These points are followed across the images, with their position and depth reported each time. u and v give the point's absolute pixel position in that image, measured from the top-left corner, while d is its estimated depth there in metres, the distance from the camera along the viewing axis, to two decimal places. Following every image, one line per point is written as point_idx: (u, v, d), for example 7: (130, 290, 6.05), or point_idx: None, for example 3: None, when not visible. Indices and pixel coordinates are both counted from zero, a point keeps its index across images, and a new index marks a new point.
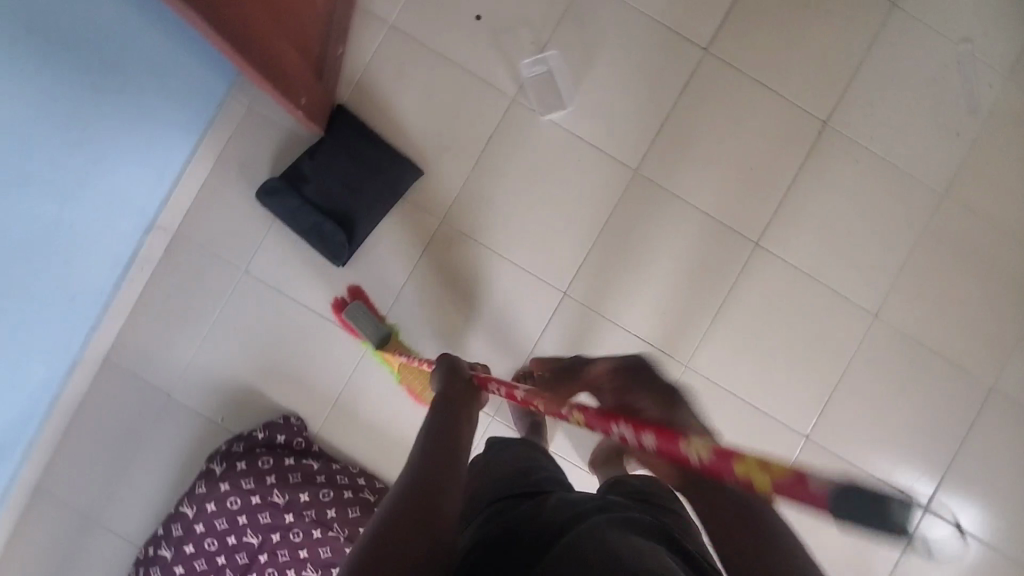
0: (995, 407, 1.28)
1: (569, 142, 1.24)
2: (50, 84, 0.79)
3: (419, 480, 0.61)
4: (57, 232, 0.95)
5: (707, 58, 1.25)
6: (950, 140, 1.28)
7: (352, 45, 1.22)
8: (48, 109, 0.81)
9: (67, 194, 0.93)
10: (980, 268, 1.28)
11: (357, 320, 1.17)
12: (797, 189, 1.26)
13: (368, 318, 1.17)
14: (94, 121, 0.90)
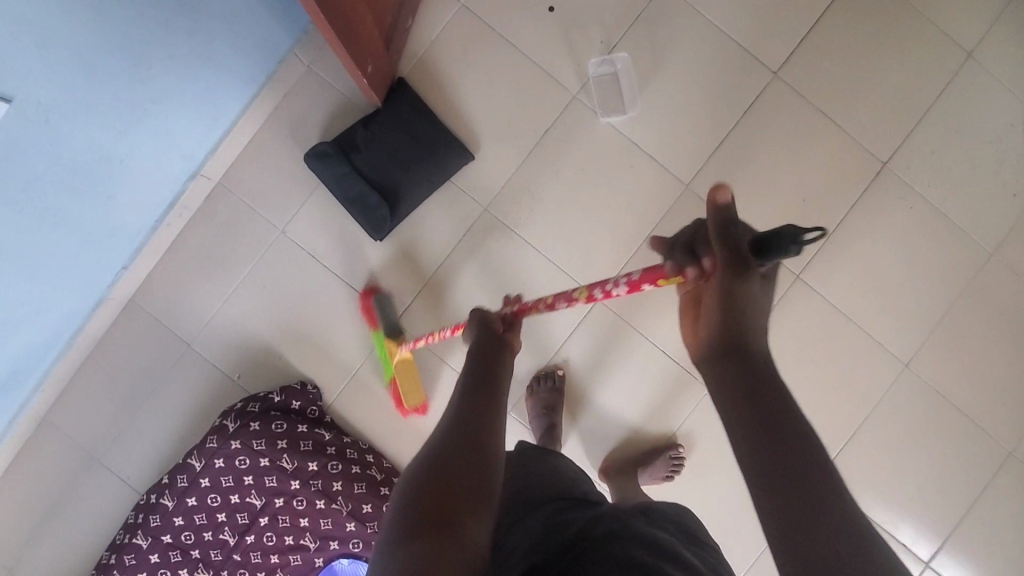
0: (1011, 473, 1.26)
1: (624, 147, 1.22)
2: (124, 14, 0.78)
3: (462, 430, 0.56)
4: (105, 165, 0.94)
5: (775, 82, 1.24)
6: (1006, 199, 1.26)
7: (421, 19, 1.20)
8: (118, 38, 0.80)
9: (121, 128, 0.92)
10: (1017, 332, 1.26)
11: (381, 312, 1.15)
12: (845, 227, 1.24)
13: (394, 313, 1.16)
14: (158, 57, 0.89)
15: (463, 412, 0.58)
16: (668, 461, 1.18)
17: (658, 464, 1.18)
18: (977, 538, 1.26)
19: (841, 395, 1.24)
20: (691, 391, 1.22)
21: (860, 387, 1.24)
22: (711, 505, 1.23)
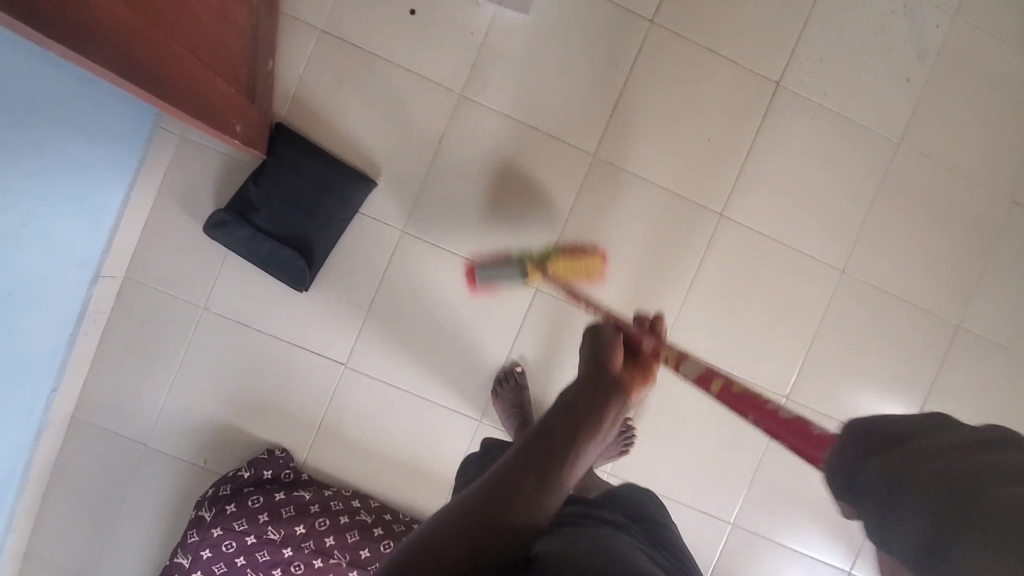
0: (964, 343, 1.31)
1: (523, 133, 1.21)
2: None
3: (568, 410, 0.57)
4: (9, 308, 0.89)
5: (653, 30, 1.22)
6: (900, 86, 1.27)
7: (283, 57, 1.15)
8: None
9: (11, 268, 0.86)
10: (940, 210, 1.29)
11: (493, 269, 1.15)
12: (756, 155, 1.25)
13: (498, 271, 1.15)
14: (31, 185, 0.85)
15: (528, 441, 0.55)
16: (620, 435, 1.20)
17: (612, 443, 1.19)
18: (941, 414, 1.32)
19: (790, 317, 1.28)
20: None
21: (806, 304, 1.28)
22: (692, 452, 1.27)
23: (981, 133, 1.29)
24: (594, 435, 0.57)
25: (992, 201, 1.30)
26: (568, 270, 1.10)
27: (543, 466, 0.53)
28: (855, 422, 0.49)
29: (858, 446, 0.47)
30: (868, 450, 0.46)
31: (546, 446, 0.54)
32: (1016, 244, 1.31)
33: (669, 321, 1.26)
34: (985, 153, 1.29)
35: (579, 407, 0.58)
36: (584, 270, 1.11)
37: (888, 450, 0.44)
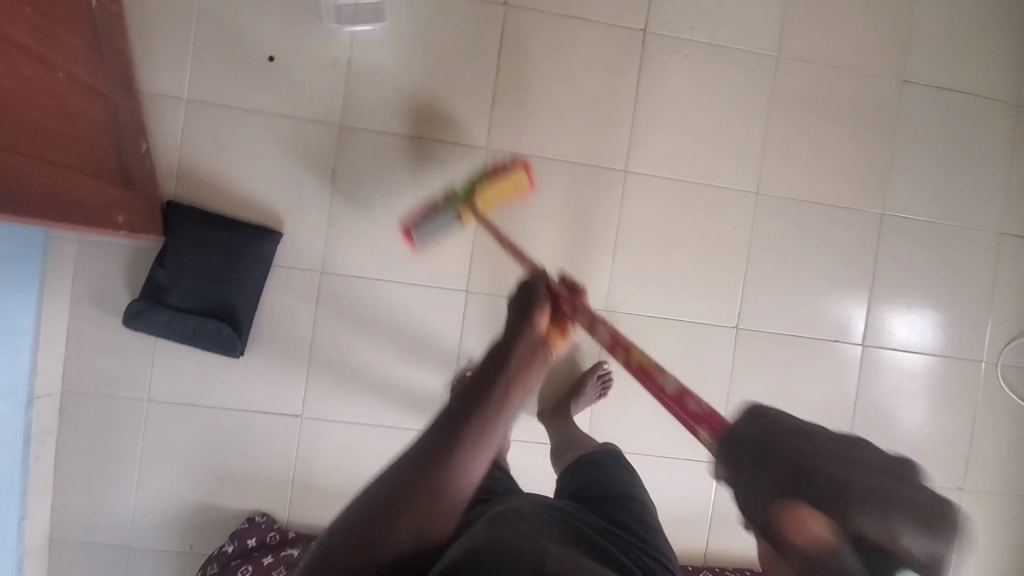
0: (892, 229, 1.33)
1: (412, 145, 1.21)
2: None
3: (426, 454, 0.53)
4: None
5: (509, 12, 1.22)
6: (762, 2, 1.28)
7: (156, 137, 1.15)
8: None
9: None
10: (834, 110, 1.30)
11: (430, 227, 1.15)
12: (642, 106, 1.26)
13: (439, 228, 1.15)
14: None
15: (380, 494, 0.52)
16: (598, 379, 1.23)
17: (589, 388, 1.23)
18: (889, 302, 1.35)
19: (719, 250, 1.29)
20: (591, 320, 1.27)
21: (731, 234, 1.29)
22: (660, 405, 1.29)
23: (852, 24, 1.30)
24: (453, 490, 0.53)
25: (880, 88, 1.31)
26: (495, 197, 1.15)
27: (419, 498, 0.52)
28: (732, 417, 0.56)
29: (745, 428, 0.52)
30: (750, 446, 0.50)
31: (422, 462, 0.52)
32: (914, 122, 1.33)
33: (605, 287, 1.27)
34: (862, 43, 1.31)
35: (440, 454, 0.52)
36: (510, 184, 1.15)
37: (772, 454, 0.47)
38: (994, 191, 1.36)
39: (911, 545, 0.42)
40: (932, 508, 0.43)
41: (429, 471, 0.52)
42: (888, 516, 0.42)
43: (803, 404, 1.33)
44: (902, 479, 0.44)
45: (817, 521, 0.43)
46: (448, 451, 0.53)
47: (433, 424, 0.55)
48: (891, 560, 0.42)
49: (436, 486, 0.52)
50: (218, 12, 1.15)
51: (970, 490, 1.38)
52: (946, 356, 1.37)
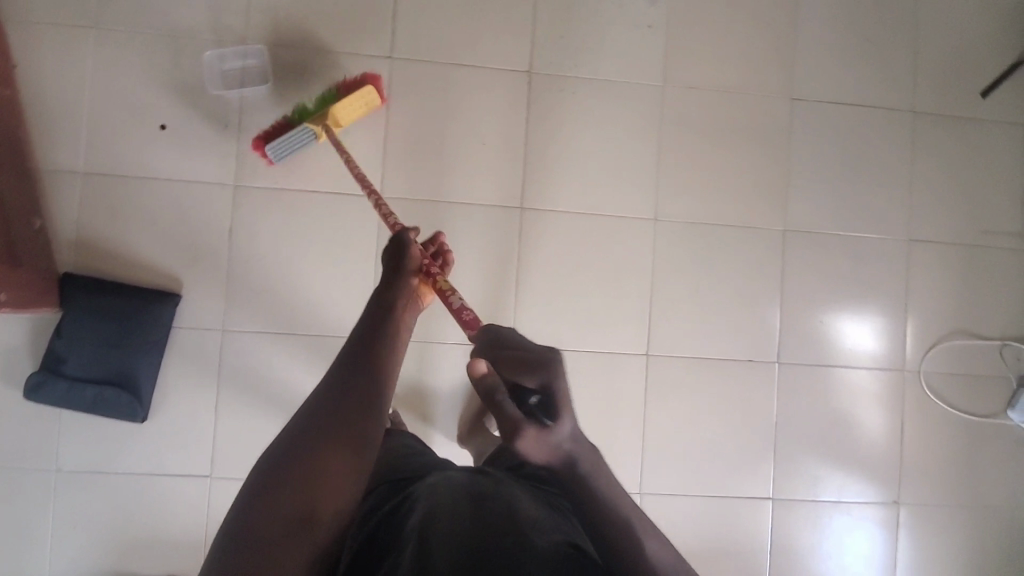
0: (796, 245, 1.34)
1: (306, 200, 1.23)
2: None
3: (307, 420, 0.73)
4: None
5: (395, 65, 1.25)
6: (645, 35, 1.31)
7: (53, 210, 1.18)
8: None
9: None
10: (725, 134, 1.33)
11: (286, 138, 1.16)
12: (534, 144, 1.28)
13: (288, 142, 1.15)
14: None
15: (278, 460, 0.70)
16: None
17: None
18: (801, 318, 1.34)
19: (622, 279, 1.30)
20: None
21: (633, 263, 1.30)
22: None
23: (737, 50, 1.33)
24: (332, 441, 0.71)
25: (770, 109, 1.34)
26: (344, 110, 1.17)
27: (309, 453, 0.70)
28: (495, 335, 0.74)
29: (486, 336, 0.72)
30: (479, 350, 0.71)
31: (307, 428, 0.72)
32: (807, 139, 1.34)
33: (510, 323, 1.28)
34: (748, 67, 1.33)
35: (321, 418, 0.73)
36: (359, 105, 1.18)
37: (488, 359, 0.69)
38: (898, 200, 1.36)
39: (537, 384, 0.64)
40: (536, 364, 0.64)
41: (319, 417, 0.73)
42: (522, 379, 0.65)
43: (723, 426, 1.32)
44: (526, 360, 0.66)
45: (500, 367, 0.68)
46: (330, 403, 0.74)
47: (314, 401, 0.75)
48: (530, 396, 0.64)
49: (331, 413, 0.73)
50: (109, 87, 1.19)
51: (902, 503, 1.36)
52: (866, 368, 1.36)
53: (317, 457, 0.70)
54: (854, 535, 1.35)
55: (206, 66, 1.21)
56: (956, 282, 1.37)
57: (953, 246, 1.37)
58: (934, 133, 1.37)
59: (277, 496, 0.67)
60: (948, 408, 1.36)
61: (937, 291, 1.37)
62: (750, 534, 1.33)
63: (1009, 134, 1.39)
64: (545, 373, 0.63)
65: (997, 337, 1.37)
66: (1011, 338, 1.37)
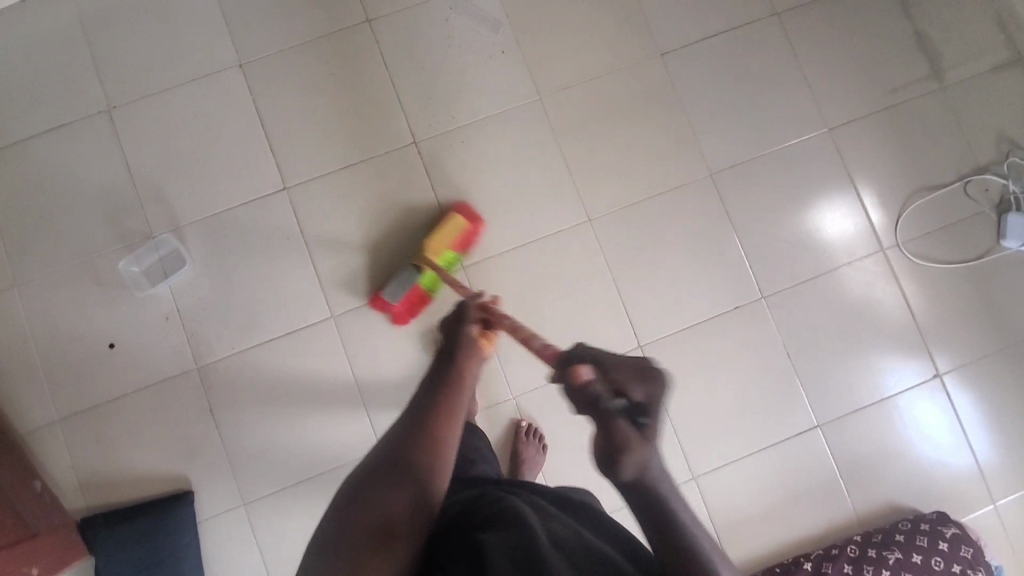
0: (727, 182, 1.34)
1: (267, 350, 1.25)
2: None
3: (395, 441, 0.69)
4: None
5: (293, 192, 1.29)
6: (503, 59, 1.33)
7: (46, 465, 1.20)
8: None
9: None
10: (616, 113, 1.34)
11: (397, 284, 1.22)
12: (449, 204, 1.31)
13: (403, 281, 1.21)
14: None
15: (360, 477, 0.67)
16: (527, 435, 1.26)
17: (525, 446, 1.26)
18: (767, 246, 1.34)
19: (586, 288, 1.31)
20: (505, 410, 1.28)
21: (588, 268, 1.31)
22: None
23: (591, 33, 1.35)
24: (420, 462, 0.67)
25: (646, 70, 1.35)
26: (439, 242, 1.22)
27: (399, 473, 0.66)
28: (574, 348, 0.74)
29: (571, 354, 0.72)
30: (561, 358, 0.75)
31: (393, 451, 0.68)
32: (693, 83, 1.35)
33: (501, 375, 1.29)
34: (609, 45, 1.35)
35: (411, 439, 0.69)
36: (449, 233, 1.23)
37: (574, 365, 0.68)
38: (802, 98, 1.37)
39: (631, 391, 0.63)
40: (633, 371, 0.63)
41: (407, 441, 0.69)
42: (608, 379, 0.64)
43: (742, 379, 1.31)
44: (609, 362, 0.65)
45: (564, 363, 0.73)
46: (420, 430, 0.70)
47: (397, 428, 0.71)
48: (621, 400, 0.63)
49: (423, 436, 0.69)
50: (49, 332, 1.23)
51: (946, 373, 1.34)
52: (849, 263, 1.34)
53: (416, 446, 0.68)
54: (916, 425, 1.32)
55: (125, 275, 1.24)
56: (892, 147, 1.36)
57: (873, 116, 1.37)
58: (806, 22, 1.38)
59: (361, 513, 0.64)
60: (944, 266, 1.34)
61: (879, 162, 1.36)
62: (818, 470, 1.30)
63: None
64: (632, 376, 0.63)
65: (956, 180, 1.36)
66: (970, 175, 1.36)
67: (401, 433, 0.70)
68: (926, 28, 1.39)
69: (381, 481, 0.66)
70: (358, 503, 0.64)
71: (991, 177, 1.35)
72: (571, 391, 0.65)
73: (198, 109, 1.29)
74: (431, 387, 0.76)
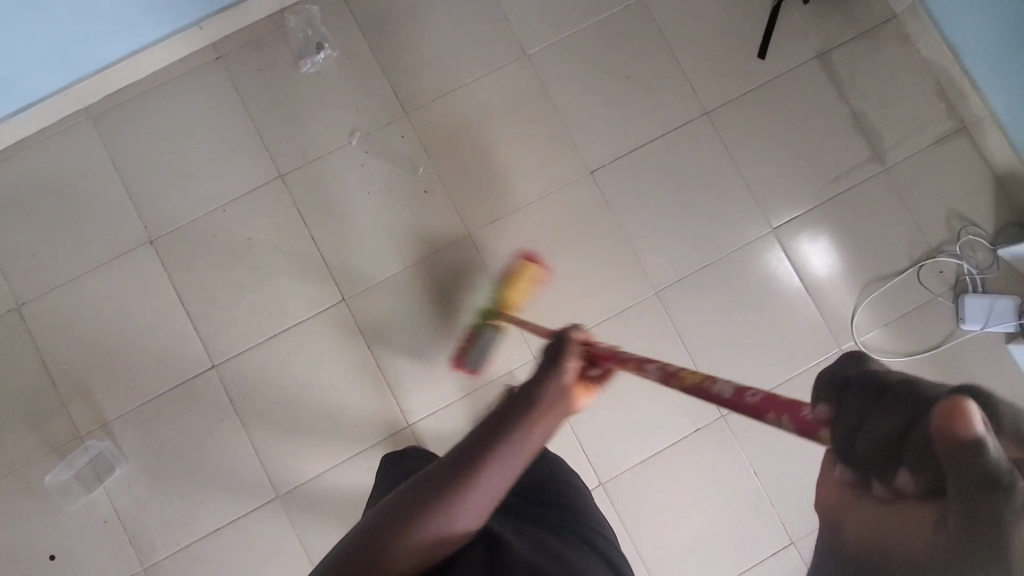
0: (673, 298, 1.29)
1: (213, 539, 1.20)
2: None
3: (424, 482, 0.54)
4: None
5: (222, 369, 1.23)
6: (426, 199, 1.28)
7: None
8: None
9: None
10: (550, 240, 1.29)
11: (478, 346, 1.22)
12: (388, 359, 1.25)
13: (486, 339, 1.22)
14: None
15: (389, 509, 0.53)
16: None
17: None
18: (721, 362, 1.29)
19: None
20: None
21: None
22: None
23: (516, 159, 1.29)
24: (451, 521, 0.52)
25: (576, 191, 1.30)
26: (517, 295, 1.22)
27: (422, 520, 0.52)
28: (831, 376, 0.34)
29: (846, 371, 0.34)
30: (849, 393, 0.31)
31: (420, 504, 0.52)
32: (625, 199, 1.30)
33: None
34: (534, 170, 1.29)
35: (442, 496, 0.52)
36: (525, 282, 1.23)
37: (867, 389, 0.31)
38: (741, 200, 1.31)
39: None
40: None
41: (445, 491, 0.53)
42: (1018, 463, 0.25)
43: (710, 505, 1.27)
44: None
45: (825, 406, 0.33)
46: (464, 488, 0.53)
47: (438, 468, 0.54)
48: (1021, 485, 0.24)
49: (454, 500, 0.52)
50: None
51: None
52: (809, 365, 1.29)
53: (446, 505, 0.52)
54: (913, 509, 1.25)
55: (55, 481, 1.18)
56: (840, 239, 1.31)
57: (817, 209, 1.31)
58: (737, 118, 1.32)
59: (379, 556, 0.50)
60: (907, 358, 1.29)
61: (828, 257, 1.31)
62: None
63: (809, 74, 1.33)
64: None
65: (909, 265, 1.30)
66: (922, 259, 1.30)
67: (443, 476, 0.53)
68: (861, 109, 1.33)
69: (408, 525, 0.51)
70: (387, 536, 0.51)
71: (944, 259, 1.29)
72: (841, 452, 0.30)
73: (112, 291, 1.23)
74: (475, 450, 0.55)
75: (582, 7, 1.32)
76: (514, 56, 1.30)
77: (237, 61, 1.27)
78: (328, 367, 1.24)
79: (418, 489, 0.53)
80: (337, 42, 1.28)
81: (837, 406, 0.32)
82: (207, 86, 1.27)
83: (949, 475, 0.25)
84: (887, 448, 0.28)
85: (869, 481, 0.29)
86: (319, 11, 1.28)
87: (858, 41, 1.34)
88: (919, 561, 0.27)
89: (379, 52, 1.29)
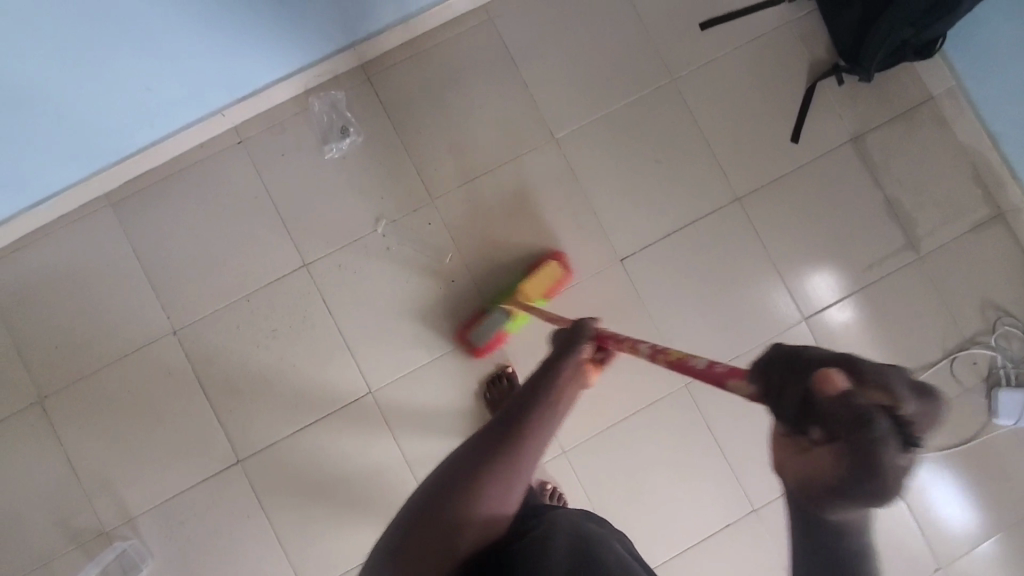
0: (702, 389, 1.28)
1: None
2: None
3: (452, 478, 0.53)
4: None
5: (246, 463, 1.22)
6: (453, 288, 1.26)
7: None
8: None
9: None
10: None
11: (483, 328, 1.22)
12: (415, 453, 1.23)
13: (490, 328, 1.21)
14: None
15: (420, 510, 0.53)
16: None
17: None
18: (752, 454, 1.28)
19: None
20: None
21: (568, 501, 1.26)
22: None
23: (543, 246, 1.27)
24: (486, 502, 0.53)
25: (603, 279, 1.27)
26: (535, 286, 1.21)
27: (463, 506, 0.52)
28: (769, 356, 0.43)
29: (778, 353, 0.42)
30: (782, 371, 0.40)
31: (456, 484, 0.53)
32: (655, 288, 1.28)
33: None
34: (562, 258, 1.27)
35: (473, 478, 0.53)
36: (547, 275, 1.22)
37: (794, 364, 0.40)
38: (772, 288, 1.29)
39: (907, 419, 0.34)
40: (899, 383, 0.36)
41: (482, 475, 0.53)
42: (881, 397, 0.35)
43: None
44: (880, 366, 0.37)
45: (843, 378, 0.36)
46: (501, 460, 0.54)
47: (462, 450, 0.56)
48: (886, 423, 0.34)
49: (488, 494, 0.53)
50: None
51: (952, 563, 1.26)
52: None
53: (477, 489, 0.53)
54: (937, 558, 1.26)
55: None
56: (873, 330, 1.29)
57: (850, 299, 1.29)
58: (769, 204, 1.29)
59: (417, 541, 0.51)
60: (938, 452, 1.28)
61: (860, 348, 1.29)
62: None
63: (843, 158, 1.30)
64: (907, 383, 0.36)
65: (942, 357, 1.28)
66: (955, 350, 1.28)
67: (478, 454, 0.54)
68: (896, 194, 1.30)
69: (439, 526, 0.52)
70: (422, 525, 0.52)
71: (978, 352, 1.27)
72: (768, 410, 0.41)
73: (135, 384, 1.22)
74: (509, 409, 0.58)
75: (612, 90, 1.29)
76: (543, 141, 1.28)
77: (260, 145, 1.25)
78: (354, 461, 1.23)
79: (448, 481, 0.53)
80: (362, 127, 1.26)
81: (774, 377, 0.41)
82: (230, 172, 1.25)
83: (839, 427, 0.34)
84: (855, 417, 0.34)
85: (796, 432, 0.38)
86: (343, 95, 1.25)
87: (893, 125, 1.31)
88: (835, 481, 0.35)
89: (404, 136, 1.26)
